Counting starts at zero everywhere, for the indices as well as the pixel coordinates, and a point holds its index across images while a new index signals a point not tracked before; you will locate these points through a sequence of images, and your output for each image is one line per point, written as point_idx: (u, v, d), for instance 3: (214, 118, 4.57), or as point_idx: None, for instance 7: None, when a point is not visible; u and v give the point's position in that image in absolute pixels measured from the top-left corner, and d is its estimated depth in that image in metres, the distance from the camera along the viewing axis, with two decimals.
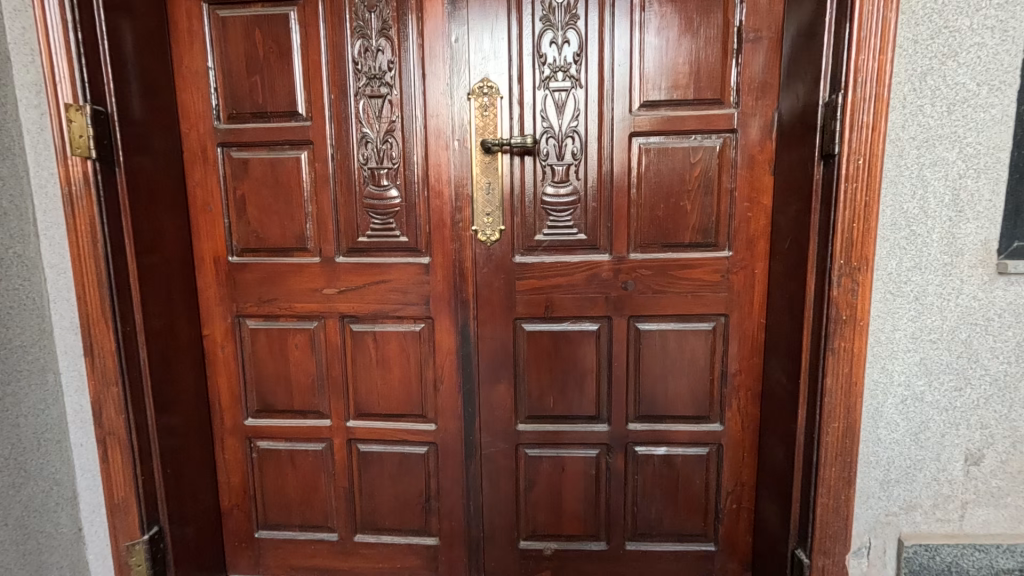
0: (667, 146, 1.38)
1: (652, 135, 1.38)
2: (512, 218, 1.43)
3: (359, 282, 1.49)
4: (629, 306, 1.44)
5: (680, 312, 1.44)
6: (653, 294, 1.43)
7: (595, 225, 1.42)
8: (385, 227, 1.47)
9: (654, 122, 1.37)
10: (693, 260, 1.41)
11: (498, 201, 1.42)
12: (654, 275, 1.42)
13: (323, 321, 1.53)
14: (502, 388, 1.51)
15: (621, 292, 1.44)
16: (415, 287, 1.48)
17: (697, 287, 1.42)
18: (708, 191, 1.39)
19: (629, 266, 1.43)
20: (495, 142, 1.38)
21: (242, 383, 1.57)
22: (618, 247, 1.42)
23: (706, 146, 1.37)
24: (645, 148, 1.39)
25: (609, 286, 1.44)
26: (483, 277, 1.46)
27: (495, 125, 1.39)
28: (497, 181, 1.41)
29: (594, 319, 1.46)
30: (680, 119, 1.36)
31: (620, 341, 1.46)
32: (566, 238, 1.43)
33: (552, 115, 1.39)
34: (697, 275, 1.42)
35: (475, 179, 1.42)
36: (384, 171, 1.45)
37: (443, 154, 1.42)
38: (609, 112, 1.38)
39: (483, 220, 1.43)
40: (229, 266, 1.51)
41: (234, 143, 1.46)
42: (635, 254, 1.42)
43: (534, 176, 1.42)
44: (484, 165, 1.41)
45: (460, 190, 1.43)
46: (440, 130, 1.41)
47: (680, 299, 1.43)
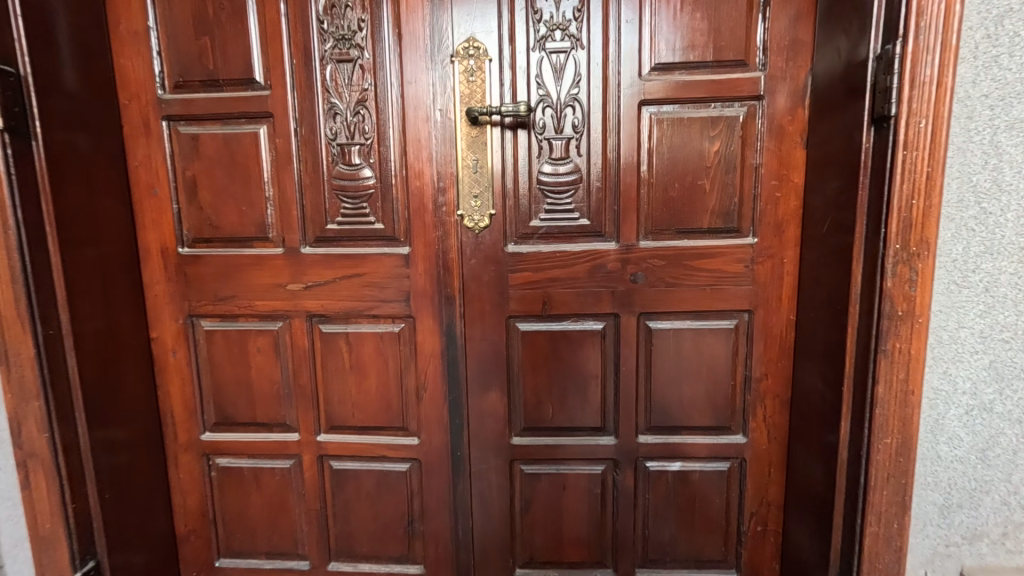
0: (682, 116, 1.19)
1: (665, 103, 1.19)
2: (504, 201, 1.24)
3: (328, 276, 1.30)
4: (639, 302, 1.26)
5: (697, 309, 1.25)
6: (667, 288, 1.25)
7: (599, 208, 1.24)
8: (358, 213, 1.28)
9: (668, 89, 1.18)
10: (713, 248, 1.22)
11: (486, 181, 1.23)
12: (668, 266, 1.24)
13: (288, 321, 1.33)
14: (494, 397, 1.32)
15: (629, 285, 1.25)
16: (393, 281, 1.29)
17: (718, 279, 1.23)
18: (730, 167, 1.20)
19: (639, 256, 1.24)
20: (482, 111, 1.18)
21: (197, 392, 1.37)
22: (626, 234, 1.23)
23: (728, 116, 1.18)
24: (657, 119, 1.20)
25: (616, 279, 1.25)
26: (471, 270, 1.26)
27: (482, 92, 1.20)
28: (486, 158, 1.22)
29: (599, 318, 1.27)
30: (697, 84, 1.18)
31: (629, 342, 1.27)
32: (567, 224, 1.24)
33: (549, 80, 1.19)
34: (718, 266, 1.23)
35: (460, 156, 1.22)
36: (355, 148, 1.26)
37: (423, 129, 1.23)
38: (616, 77, 1.19)
39: (469, 204, 1.24)
40: (179, 258, 1.32)
41: (181, 117, 1.27)
42: (646, 242, 1.23)
43: (529, 152, 1.23)
44: (471, 140, 1.22)
45: (444, 169, 1.23)
46: (419, 100, 1.22)
47: (697, 293, 1.25)
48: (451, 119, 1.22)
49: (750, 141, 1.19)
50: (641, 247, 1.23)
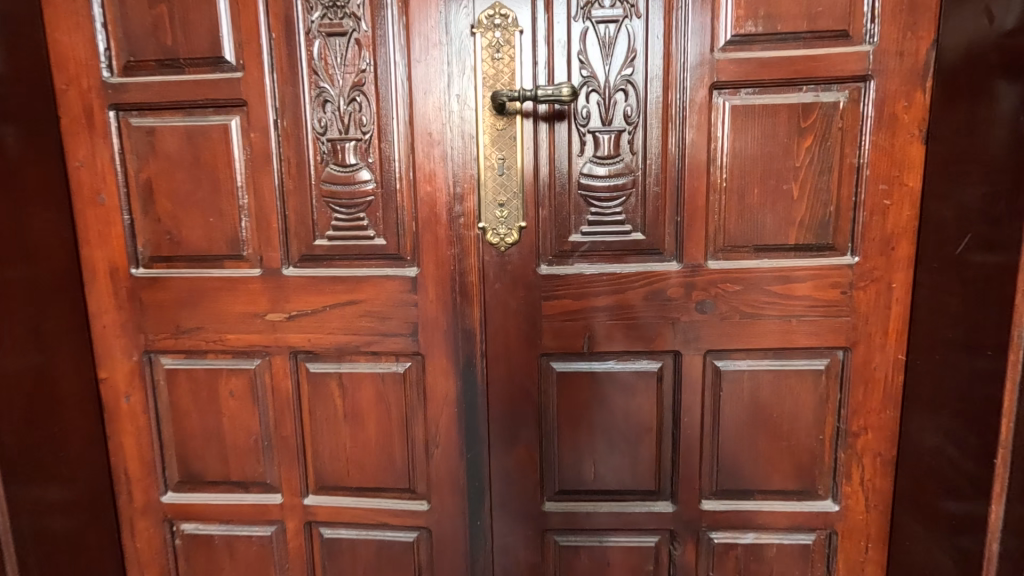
0: (765, 102, 0.93)
1: (744, 87, 0.93)
2: (536, 211, 0.99)
3: (317, 304, 1.04)
4: (706, 337, 1.00)
5: (779, 346, 1.00)
6: (741, 319, 0.99)
7: (657, 219, 0.98)
8: (354, 226, 1.03)
9: (748, 67, 0.92)
10: (802, 269, 0.97)
11: (516, 185, 0.97)
12: (744, 292, 0.98)
13: (268, 359, 1.08)
14: (522, 452, 1.06)
15: (694, 316, 0.99)
16: (397, 310, 1.03)
17: (807, 309, 0.98)
18: (825, 167, 0.94)
19: (708, 279, 0.98)
20: (512, 96, 0.93)
21: (156, 444, 1.12)
22: (691, 252, 0.98)
23: (826, 102, 0.93)
24: (732, 106, 0.94)
25: (677, 308, 0.99)
26: (496, 297, 1.01)
27: (512, 73, 0.95)
28: (514, 157, 0.97)
29: (654, 356, 1.02)
30: (786, 61, 0.92)
31: (692, 386, 1.02)
32: (616, 240, 0.99)
33: (595, 57, 0.94)
34: (807, 292, 0.98)
35: (483, 154, 0.97)
36: (350, 143, 1.00)
37: (437, 120, 0.97)
38: (681, 53, 0.93)
39: (494, 214, 0.98)
40: (132, 281, 1.07)
41: (133, 106, 1.01)
42: (717, 261, 0.98)
43: (568, 148, 0.97)
44: (496, 133, 0.96)
45: (462, 170, 0.98)
46: (430, 83, 0.96)
47: (780, 326, 0.99)
48: (470, 108, 0.96)
49: (852, 134, 0.93)
50: (710, 268, 0.98)
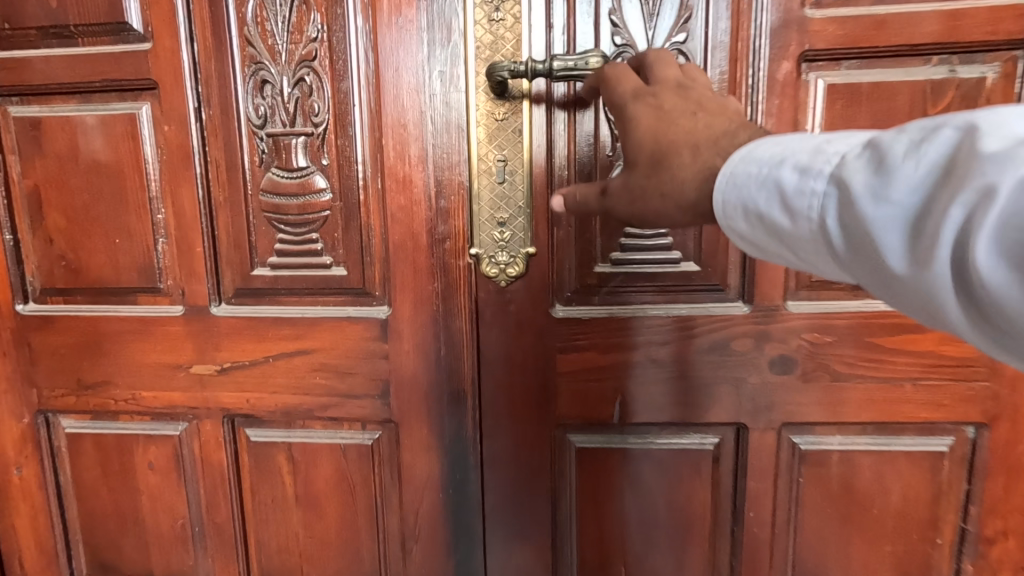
0: (878, 80, 0.66)
1: (847, 57, 0.66)
2: (549, 232, 0.72)
3: (257, 354, 0.78)
4: (784, 405, 0.73)
5: (885, 418, 0.72)
6: (834, 382, 0.72)
7: (717, 245, 0.71)
8: (305, 252, 0.77)
9: (854, 30, 0.65)
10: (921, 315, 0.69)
11: (522, 197, 0.70)
12: (838, 345, 0.71)
13: (195, 423, 0.82)
14: (529, 551, 0.80)
15: (767, 377, 0.72)
16: (361, 364, 0.77)
17: (926, 368, 0.71)
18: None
19: (788, 328, 0.71)
20: (516, 68, 0.65)
21: (58, 527, 0.87)
22: (766, 289, 0.71)
23: (966, 78, 0.65)
24: (829, 85, 0.67)
25: (743, 366, 0.73)
26: (494, 348, 0.74)
27: (517, 41, 0.68)
28: (520, 157, 0.70)
29: (710, 430, 0.75)
30: (910, 20, 0.64)
31: (761, 471, 0.75)
32: (660, 274, 0.72)
33: (634, 16, 0.67)
34: (928, 346, 0.70)
35: (476, 154, 0.70)
36: (296, 139, 0.74)
37: (413, 106, 0.71)
38: (757, 10, 0.66)
39: (492, 238, 0.71)
40: (18, 321, 0.81)
41: (12, 90, 0.76)
42: (801, 304, 0.71)
43: (594, 145, 0.70)
44: (495, 124, 0.69)
45: (447, 176, 0.71)
46: (404, 56, 0.70)
47: (887, 393, 0.72)
48: (459, 90, 0.69)
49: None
50: (791, 312, 0.71)
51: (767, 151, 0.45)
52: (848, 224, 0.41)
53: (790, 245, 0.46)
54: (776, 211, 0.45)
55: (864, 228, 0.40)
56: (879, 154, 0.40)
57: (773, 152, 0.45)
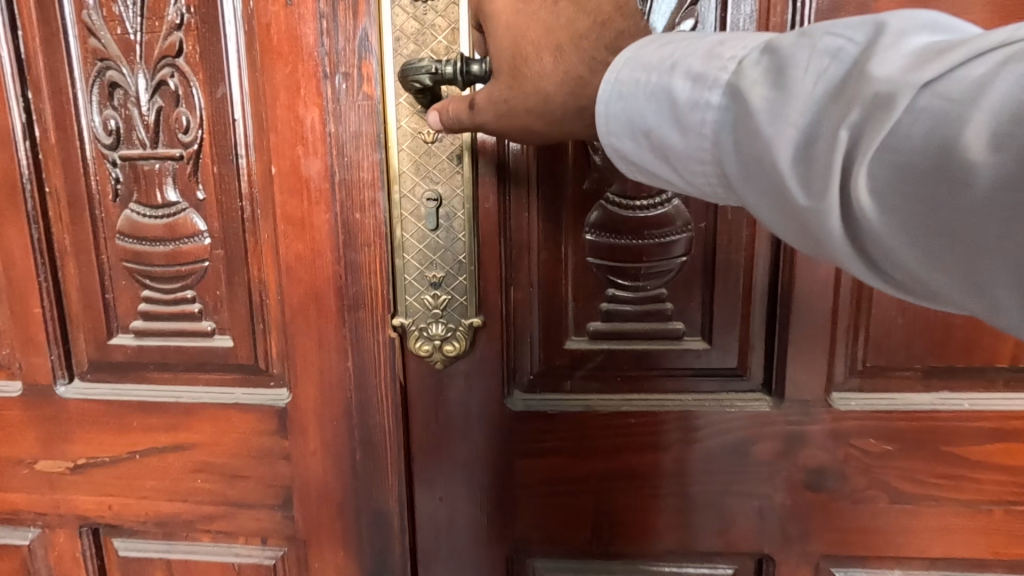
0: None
1: None
2: (501, 296, 0.52)
3: (119, 448, 0.59)
4: (823, 532, 0.53)
5: (961, 556, 0.53)
6: (893, 503, 0.52)
7: (734, 315, 0.52)
8: (180, 315, 0.57)
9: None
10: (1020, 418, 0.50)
11: (463, 248, 0.51)
12: (900, 455, 0.51)
13: (45, 533, 0.63)
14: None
15: (802, 496, 0.53)
16: (255, 464, 0.58)
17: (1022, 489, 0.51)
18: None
19: (833, 430, 0.52)
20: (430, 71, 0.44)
21: None
22: (803, 378, 0.51)
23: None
24: None
25: (769, 479, 0.53)
26: (430, 447, 0.55)
27: (454, 28, 0.47)
28: (460, 194, 0.50)
29: (721, 561, 0.56)
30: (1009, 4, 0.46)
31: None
32: (655, 355, 0.53)
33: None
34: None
35: (398, 190, 0.50)
36: (161, 165, 0.54)
37: (313, 119, 0.51)
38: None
39: (422, 304, 0.52)
40: None
41: None
42: (850, 398, 0.51)
43: (561, 178, 0.51)
44: (423, 149, 0.49)
45: (358, 219, 0.51)
46: (299, 50, 0.50)
47: (966, 522, 0.52)
48: (372, 100, 0.49)
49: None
50: (838, 410, 0.51)
51: (656, 57, 0.35)
52: (741, 142, 0.32)
53: (671, 174, 0.38)
54: (665, 129, 0.35)
55: (755, 147, 0.31)
56: (782, 57, 0.30)
57: (665, 56, 0.35)
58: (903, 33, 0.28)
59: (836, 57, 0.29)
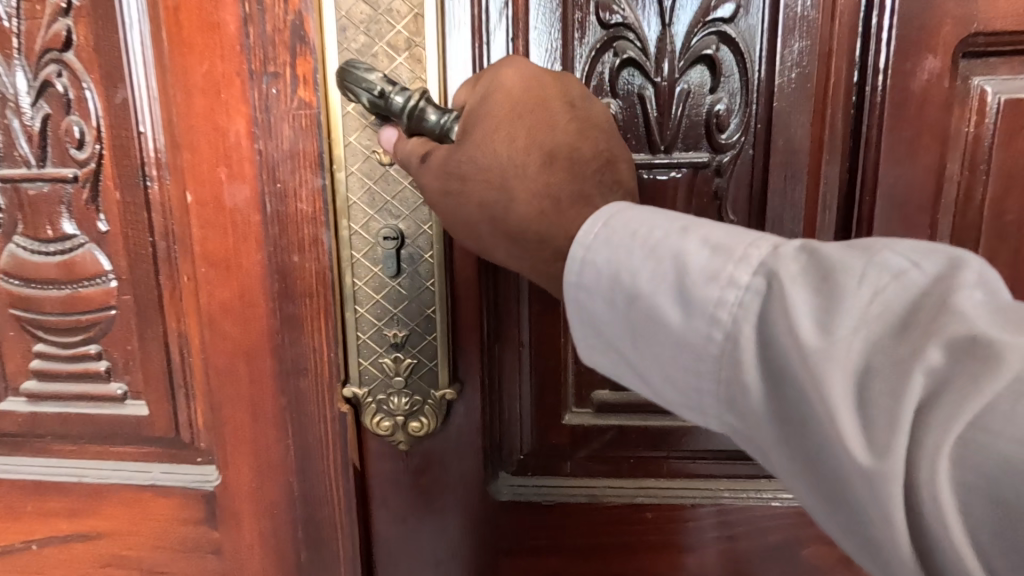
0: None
1: None
2: (482, 356, 0.41)
3: (9, 536, 0.48)
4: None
5: None
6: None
7: None
8: (82, 375, 0.46)
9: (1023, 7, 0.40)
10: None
11: (431, 300, 0.39)
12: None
13: None
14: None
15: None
16: (176, 560, 0.47)
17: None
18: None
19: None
20: (377, 100, 0.34)
21: None
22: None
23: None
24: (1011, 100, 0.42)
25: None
26: (398, 544, 0.44)
27: (417, 15, 0.37)
28: (427, 228, 0.38)
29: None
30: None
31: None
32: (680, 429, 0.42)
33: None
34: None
35: (346, 224, 0.38)
36: (50, 186, 0.43)
37: (238, 134, 0.39)
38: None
39: (380, 369, 0.40)
40: None
41: None
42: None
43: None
44: (379, 172, 0.38)
45: (296, 262, 0.40)
46: (218, 42, 0.38)
47: None
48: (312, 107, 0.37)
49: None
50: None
51: (664, 222, 0.28)
52: (768, 353, 0.24)
53: (646, 360, 0.28)
54: (664, 307, 0.26)
55: (796, 368, 0.23)
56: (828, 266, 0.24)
57: (674, 222, 0.28)
58: (983, 277, 0.22)
59: (902, 281, 0.23)
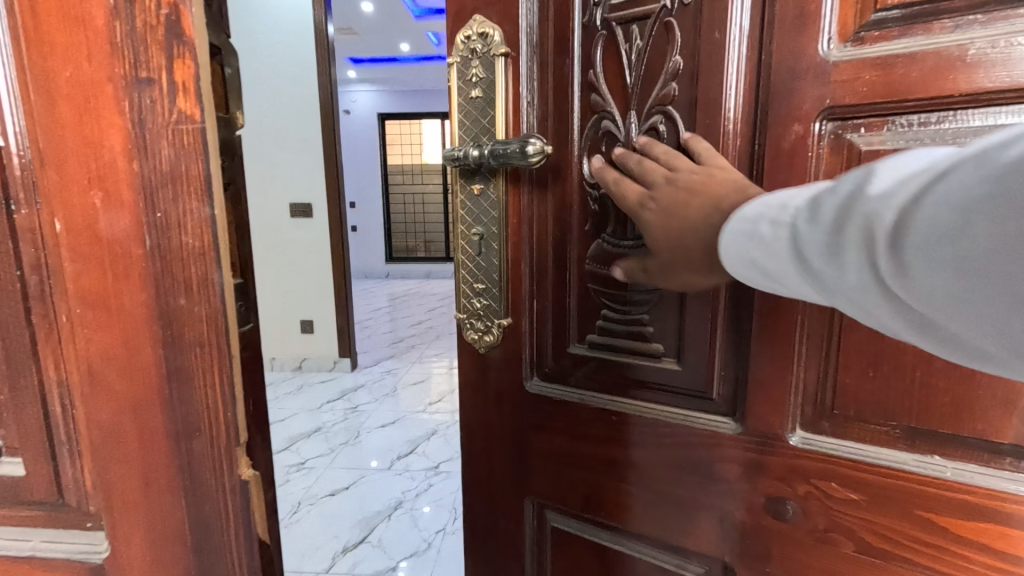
0: (950, 143, 0.43)
1: (892, 115, 0.45)
2: (526, 303, 0.67)
3: None
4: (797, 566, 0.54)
5: None
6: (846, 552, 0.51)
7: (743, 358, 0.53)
8: None
9: (904, 75, 0.44)
10: (1010, 501, 0.44)
11: (496, 269, 0.67)
12: (866, 504, 0.50)
13: None
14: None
15: (762, 519, 0.55)
16: None
17: (1003, 575, 0.45)
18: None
19: (795, 466, 0.53)
20: (456, 155, 0.63)
21: None
22: (762, 415, 0.54)
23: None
24: (863, 155, 0.46)
25: (730, 499, 0.57)
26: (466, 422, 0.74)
27: (492, 99, 0.62)
28: (495, 230, 0.66)
29: (692, 552, 0.61)
30: (1017, 52, 0.39)
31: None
32: (643, 369, 0.61)
33: (613, 82, 0.57)
34: (1009, 547, 0.44)
35: (459, 226, 0.68)
36: None
37: (114, 152, 0.32)
38: (755, 70, 0.50)
39: (472, 308, 0.69)
40: None
41: None
42: (808, 438, 0.52)
43: (576, 209, 0.61)
44: (473, 199, 0.66)
45: (183, 305, 0.33)
46: (84, 38, 0.31)
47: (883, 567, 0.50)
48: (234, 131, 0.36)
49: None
50: (799, 448, 0.52)
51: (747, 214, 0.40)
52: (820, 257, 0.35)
53: (782, 286, 0.40)
54: (760, 262, 0.39)
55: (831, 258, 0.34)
56: (819, 201, 0.35)
57: (750, 214, 0.40)
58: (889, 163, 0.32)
59: (852, 187, 0.33)
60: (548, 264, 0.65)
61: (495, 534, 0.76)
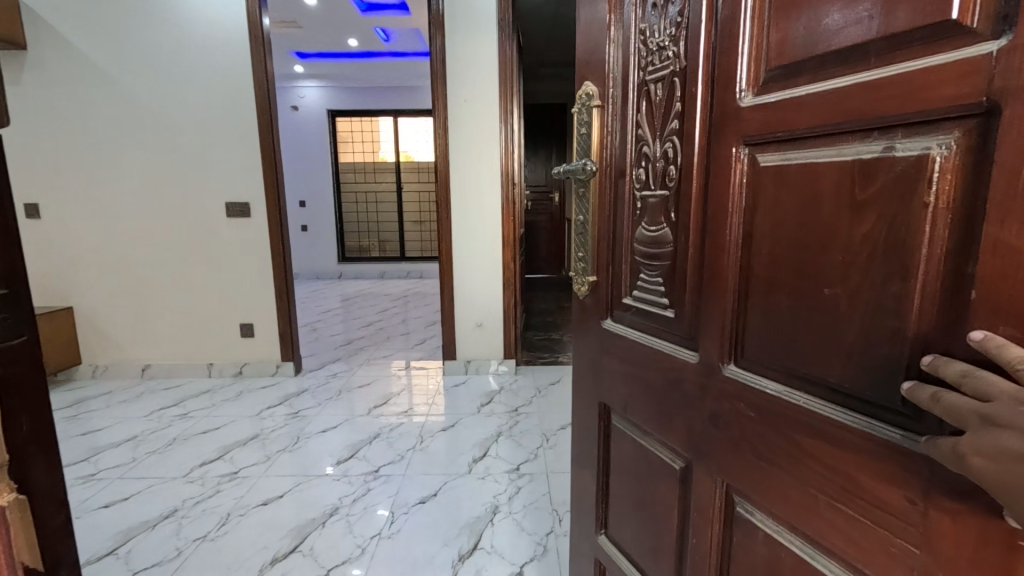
0: (806, 162, 0.52)
1: (774, 140, 0.56)
2: (602, 266, 0.90)
3: None
4: (728, 469, 0.65)
5: (775, 499, 0.59)
6: (750, 456, 0.61)
7: (701, 313, 0.68)
8: None
9: (776, 114, 0.54)
10: (827, 423, 0.51)
11: (586, 243, 0.93)
12: (758, 422, 0.60)
13: None
14: (604, 510, 0.98)
15: (708, 429, 0.68)
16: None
17: (827, 478, 0.52)
18: (898, 271, 0.45)
19: (721, 386, 0.65)
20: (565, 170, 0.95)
21: None
22: (710, 359, 0.67)
23: (907, 161, 0.43)
24: (764, 168, 0.57)
25: (691, 412, 0.71)
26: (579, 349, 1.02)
27: (585, 133, 0.90)
28: (585, 215, 0.92)
29: (678, 451, 0.74)
30: (833, 96, 0.48)
31: (705, 527, 0.70)
32: (659, 321, 0.77)
33: (649, 121, 0.76)
34: (826, 455, 0.52)
35: (575, 214, 0.97)
36: None
37: None
38: (709, 108, 0.64)
39: (576, 269, 0.97)
40: None
41: None
42: (736, 369, 0.63)
43: (628, 204, 0.82)
44: (578, 198, 0.94)
45: None
46: None
47: (763, 470, 0.60)
48: None
49: (953, 244, 0.40)
50: (729, 377, 0.64)
51: None
52: None
53: None
54: None
55: None
56: None
57: None
58: None
59: None
60: (613, 239, 0.87)
61: (585, 425, 1.01)
